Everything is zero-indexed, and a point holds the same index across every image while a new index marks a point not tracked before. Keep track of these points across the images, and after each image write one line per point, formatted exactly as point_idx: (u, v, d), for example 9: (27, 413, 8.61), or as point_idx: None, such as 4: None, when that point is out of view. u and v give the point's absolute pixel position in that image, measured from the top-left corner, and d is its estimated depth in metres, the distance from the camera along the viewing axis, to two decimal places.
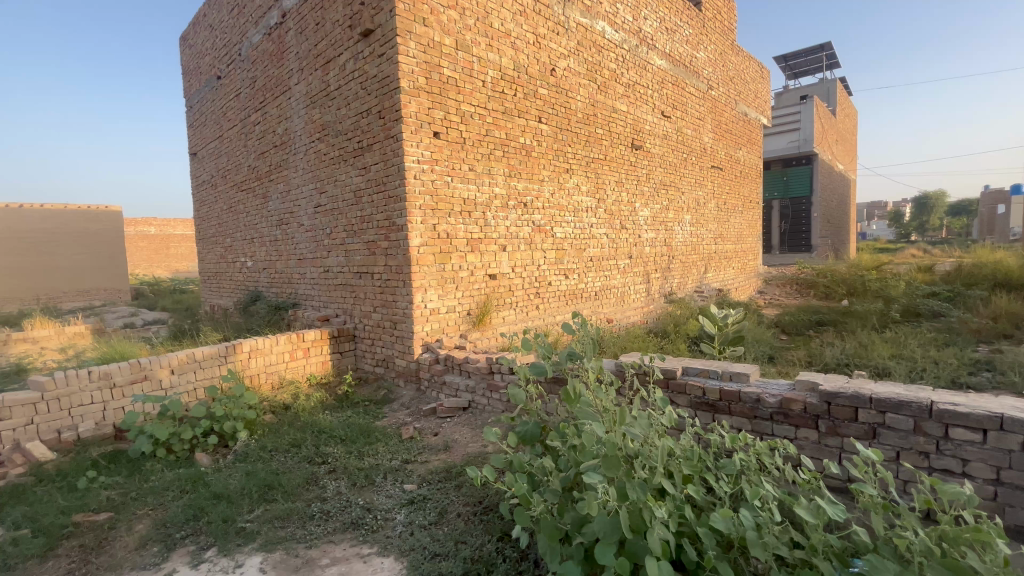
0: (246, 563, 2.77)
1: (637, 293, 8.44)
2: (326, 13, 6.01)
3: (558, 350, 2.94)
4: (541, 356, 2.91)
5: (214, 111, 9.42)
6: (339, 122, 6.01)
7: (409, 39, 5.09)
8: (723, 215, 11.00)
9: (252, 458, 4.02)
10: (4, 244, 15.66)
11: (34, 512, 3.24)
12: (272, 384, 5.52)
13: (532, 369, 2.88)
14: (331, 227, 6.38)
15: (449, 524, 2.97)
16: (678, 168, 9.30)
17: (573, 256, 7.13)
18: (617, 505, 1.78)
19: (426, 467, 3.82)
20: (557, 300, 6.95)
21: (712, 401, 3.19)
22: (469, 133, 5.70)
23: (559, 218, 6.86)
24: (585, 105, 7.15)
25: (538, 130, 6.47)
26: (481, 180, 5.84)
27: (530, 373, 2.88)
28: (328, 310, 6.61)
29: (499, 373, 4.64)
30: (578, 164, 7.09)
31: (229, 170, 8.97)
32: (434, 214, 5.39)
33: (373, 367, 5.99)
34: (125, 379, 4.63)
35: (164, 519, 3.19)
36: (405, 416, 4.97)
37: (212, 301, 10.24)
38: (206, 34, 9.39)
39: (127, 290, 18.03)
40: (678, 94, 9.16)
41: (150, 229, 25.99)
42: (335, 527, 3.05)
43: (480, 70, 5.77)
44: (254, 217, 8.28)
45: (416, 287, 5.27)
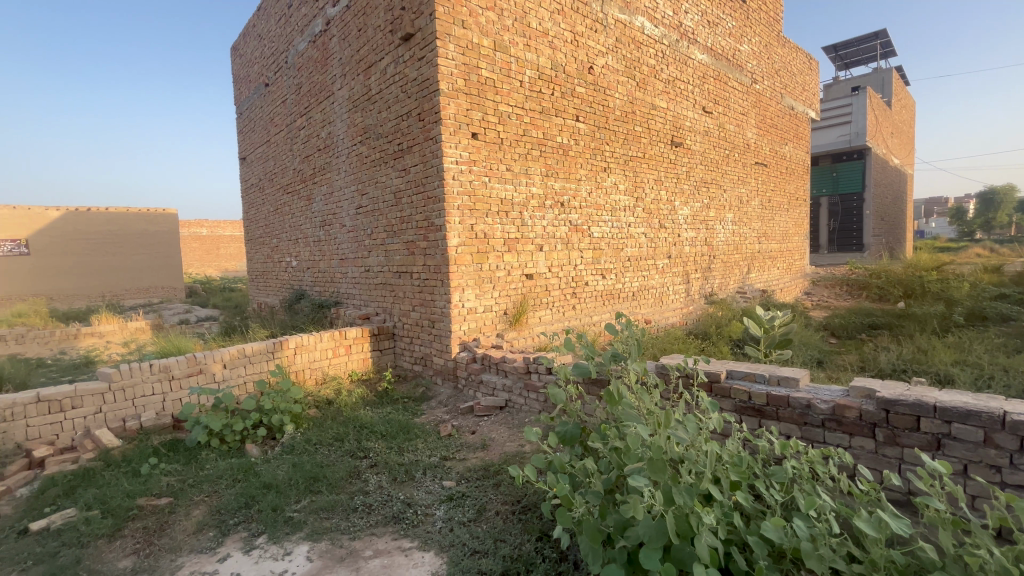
0: (295, 551, 2.88)
1: (676, 294, 8.25)
2: (368, 19, 6.17)
3: (600, 350, 2.91)
4: (584, 356, 2.87)
5: (262, 117, 9.83)
6: (380, 125, 6.15)
7: (448, 41, 5.15)
8: (767, 214, 10.60)
9: (298, 451, 4.18)
10: (74, 245, 16.93)
11: (103, 494, 3.47)
12: (315, 379, 5.71)
13: (574, 368, 2.86)
14: (372, 227, 6.55)
15: (488, 522, 3.00)
16: (720, 165, 9.03)
17: (610, 256, 7.04)
18: (663, 509, 1.74)
19: (464, 465, 3.86)
20: (594, 300, 6.88)
21: (759, 406, 3.08)
22: (507, 133, 5.72)
23: (596, 218, 6.79)
24: (624, 102, 7.05)
25: (575, 129, 6.43)
26: (518, 180, 5.85)
27: (572, 374, 2.86)
28: (369, 308, 6.79)
29: (537, 373, 4.64)
30: (616, 163, 7.00)
31: (276, 173, 9.35)
32: (472, 214, 5.44)
33: (411, 365, 6.10)
34: (183, 372, 4.90)
35: (218, 506, 3.36)
36: (443, 414, 5.04)
37: (259, 299, 10.69)
38: (255, 44, 9.82)
39: (181, 287, 19.05)
40: (720, 89, 8.89)
41: (202, 229, 27.45)
42: (377, 520, 3.13)
43: (518, 70, 5.78)
44: (299, 218, 8.60)
45: (454, 287, 5.33)
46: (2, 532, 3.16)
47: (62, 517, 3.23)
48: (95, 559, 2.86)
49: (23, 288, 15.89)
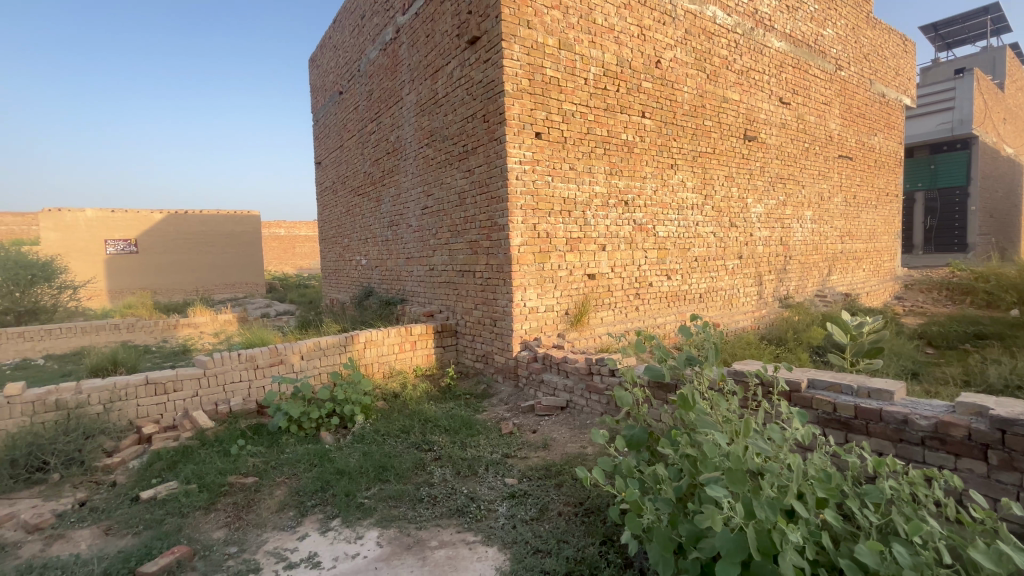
0: (366, 536, 3.02)
1: (747, 296, 7.82)
2: (436, 24, 6.35)
3: (673, 353, 2.79)
4: (656, 358, 2.78)
5: (336, 124, 10.40)
6: (446, 128, 6.31)
7: (514, 43, 5.19)
8: (852, 211, 9.77)
9: (368, 440, 4.39)
10: (174, 244, 18.78)
11: (199, 470, 3.83)
12: (383, 372, 5.97)
13: (646, 371, 2.77)
14: (437, 227, 6.74)
15: (550, 521, 2.99)
16: (799, 159, 8.44)
17: (676, 255, 6.80)
18: (744, 522, 1.66)
19: (525, 463, 3.88)
20: (658, 301, 6.66)
21: (846, 419, 2.85)
22: (571, 132, 5.68)
23: (661, 217, 6.58)
24: (693, 95, 6.77)
25: (641, 125, 6.26)
26: (581, 179, 5.79)
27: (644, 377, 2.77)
28: (433, 305, 7.01)
29: (599, 374, 4.57)
30: (684, 159, 6.74)
31: (348, 176, 9.86)
32: (535, 213, 5.45)
33: (473, 362, 6.22)
34: (266, 361, 5.29)
35: (297, 488, 3.60)
36: (504, 411, 5.09)
37: (331, 295, 11.32)
38: (331, 54, 10.41)
39: (262, 283, 20.52)
40: (799, 78, 8.32)
41: (281, 230, 29.56)
42: (442, 512, 3.22)
43: (583, 68, 5.72)
44: (369, 219, 9.02)
45: (516, 286, 5.37)
46: (118, 498, 3.57)
47: (166, 488, 3.60)
48: (194, 529, 3.16)
49: (133, 283, 17.96)
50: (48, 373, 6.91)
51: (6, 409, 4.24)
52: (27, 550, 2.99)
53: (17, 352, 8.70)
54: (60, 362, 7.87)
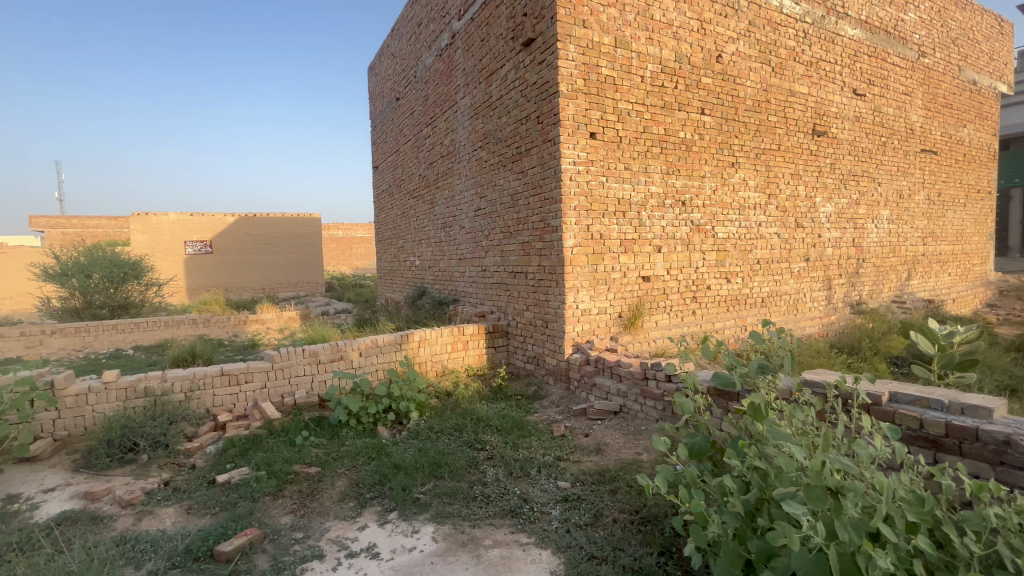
0: (422, 530, 3.09)
1: (814, 301, 7.35)
2: (491, 28, 6.44)
3: (744, 360, 2.65)
4: (724, 365, 2.65)
5: (393, 129, 10.76)
6: (500, 130, 6.37)
7: (569, 43, 5.16)
8: (937, 210, 8.97)
9: (423, 437, 4.50)
10: (244, 245, 20.09)
11: (268, 458, 4.06)
12: (436, 371, 6.10)
13: (715, 379, 2.64)
14: (489, 228, 6.82)
15: (605, 528, 2.94)
16: (875, 154, 7.85)
17: (736, 258, 6.50)
18: (824, 543, 1.56)
19: (578, 467, 3.83)
20: (717, 305, 6.39)
21: (935, 437, 2.61)
22: (626, 131, 5.57)
23: (721, 217, 6.32)
24: (756, 90, 6.46)
25: (700, 122, 6.04)
26: (636, 179, 5.67)
27: (713, 385, 2.64)
28: (485, 306, 7.08)
29: (655, 380, 4.45)
30: (746, 157, 6.44)
31: (404, 180, 10.16)
32: (588, 214, 5.39)
33: (524, 363, 6.22)
34: (327, 357, 5.54)
35: (357, 480, 3.74)
36: (556, 414, 5.06)
37: (387, 294, 11.68)
38: (389, 62, 10.78)
39: (322, 283, 21.52)
40: (876, 67, 7.73)
41: (339, 232, 30.97)
42: (495, 512, 3.24)
43: (639, 65, 5.60)
44: (423, 221, 9.26)
45: (569, 288, 5.33)
46: (198, 480, 3.85)
47: (239, 474, 3.84)
48: (264, 513, 3.36)
49: (209, 280, 19.45)
50: (137, 362, 7.58)
51: (104, 394, 4.67)
52: (121, 523, 3.29)
53: (111, 342, 9.61)
54: (147, 353, 8.61)
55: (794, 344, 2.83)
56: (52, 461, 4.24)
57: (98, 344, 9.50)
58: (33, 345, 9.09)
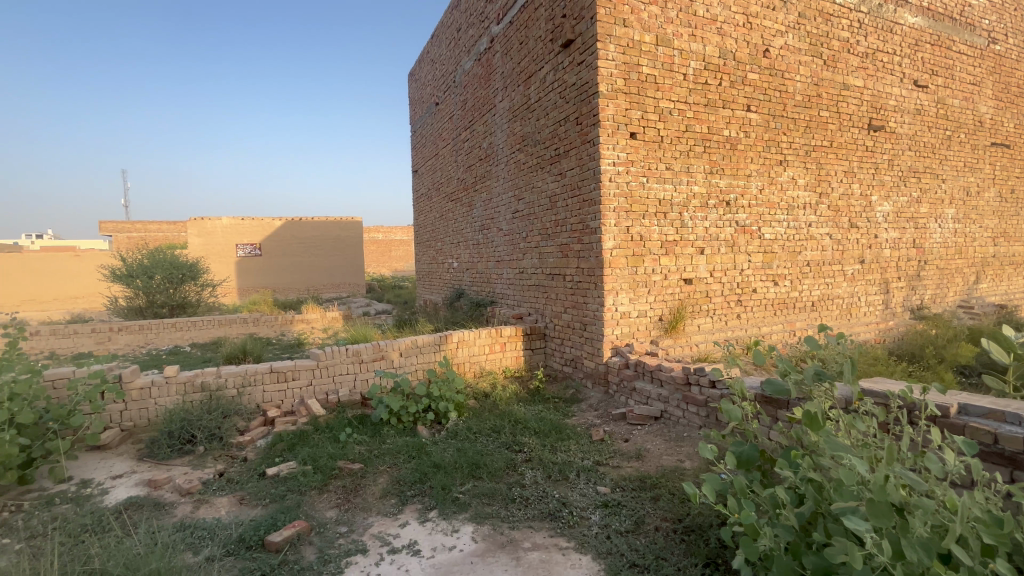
0: (462, 530, 3.12)
1: (870, 305, 6.96)
2: (530, 31, 6.45)
3: (799, 367, 2.54)
4: (778, 372, 2.55)
5: (432, 133, 10.95)
6: (538, 132, 6.37)
7: (609, 42, 5.11)
8: (1009, 208, 8.30)
9: (461, 437, 4.55)
10: (291, 248, 20.94)
11: (314, 453, 4.21)
12: (474, 372, 6.15)
13: (768, 386, 2.52)
14: (527, 230, 6.83)
15: (647, 536, 2.88)
16: (938, 149, 7.36)
17: (784, 260, 6.24)
18: (890, 563, 1.47)
19: (618, 472, 3.77)
20: (763, 309, 6.15)
21: (1011, 453, 2.41)
22: (668, 130, 5.46)
23: (768, 218, 6.08)
24: (806, 84, 6.18)
25: (746, 120, 5.84)
26: (678, 179, 5.54)
27: (765, 392, 2.52)
28: (522, 308, 7.08)
29: (698, 385, 4.33)
30: (796, 154, 6.18)
31: (442, 183, 10.32)
32: (628, 216, 5.30)
33: (561, 366, 6.18)
34: (369, 356, 5.69)
35: (398, 478, 3.82)
36: (594, 417, 4.99)
37: (425, 296, 11.88)
38: (429, 68, 10.99)
39: (362, 284, 22.13)
40: (940, 56, 7.25)
41: (379, 235, 31.82)
42: (534, 514, 3.23)
43: (682, 63, 5.47)
44: (461, 223, 9.38)
45: (608, 290, 5.26)
46: (249, 472, 4.03)
47: (287, 467, 4.00)
48: (311, 506, 3.48)
49: (258, 282, 20.41)
50: (193, 359, 8.03)
51: (165, 388, 4.96)
52: (181, 510, 3.49)
53: (170, 339, 10.22)
54: (202, 350, 9.09)
55: (855, 352, 2.68)
56: (120, 449, 4.55)
57: (159, 341, 10.13)
58: (102, 341, 9.78)
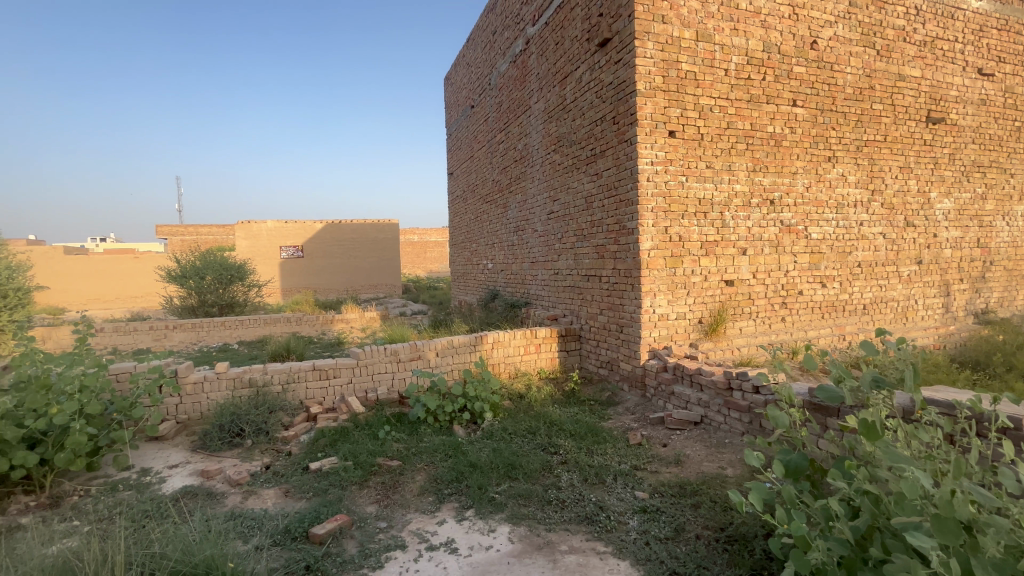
0: (498, 530, 3.14)
1: (928, 309, 6.55)
2: (565, 31, 6.43)
3: (854, 372, 2.41)
4: (831, 377, 2.42)
5: (467, 136, 11.08)
6: (574, 133, 6.34)
7: (647, 40, 5.02)
8: None
9: (497, 437, 4.57)
10: (331, 250, 21.60)
11: (354, 449, 4.33)
12: (509, 373, 6.17)
13: (822, 392, 2.40)
14: (562, 231, 6.80)
15: (688, 544, 2.81)
16: (1005, 142, 6.86)
17: (833, 260, 5.96)
18: None
19: (656, 477, 3.70)
20: (810, 312, 5.89)
21: None
22: (708, 128, 5.32)
23: (815, 217, 5.83)
24: (857, 76, 5.89)
25: (791, 115, 5.62)
26: (719, 178, 5.38)
27: (819, 398, 2.40)
28: (557, 309, 7.05)
29: (740, 390, 4.20)
30: (846, 150, 5.90)
31: (477, 185, 10.42)
32: (667, 215, 5.19)
33: (597, 369, 6.12)
34: (407, 356, 5.80)
35: (435, 476, 3.88)
36: (631, 421, 4.91)
37: (460, 297, 12.00)
38: (464, 71, 11.12)
39: (398, 285, 22.58)
40: (1007, 42, 6.75)
41: (414, 237, 32.42)
42: (570, 517, 3.20)
43: (723, 58, 5.32)
44: (496, 225, 9.44)
45: (645, 291, 5.17)
46: (293, 466, 4.19)
47: (328, 462, 4.13)
48: (352, 501, 3.58)
49: (301, 283, 21.18)
50: (241, 356, 8.40)
51: (216, 382, 5.22)
52: (231, 500, 3.66)
53: (220, 337, 10.74)
54: (249, 347, 9.50)
55: (916, 359, 2.53)
56: (176, 440, 4.81)
57: (209, 339, 10.66)
58: (159, 338, 10.37)
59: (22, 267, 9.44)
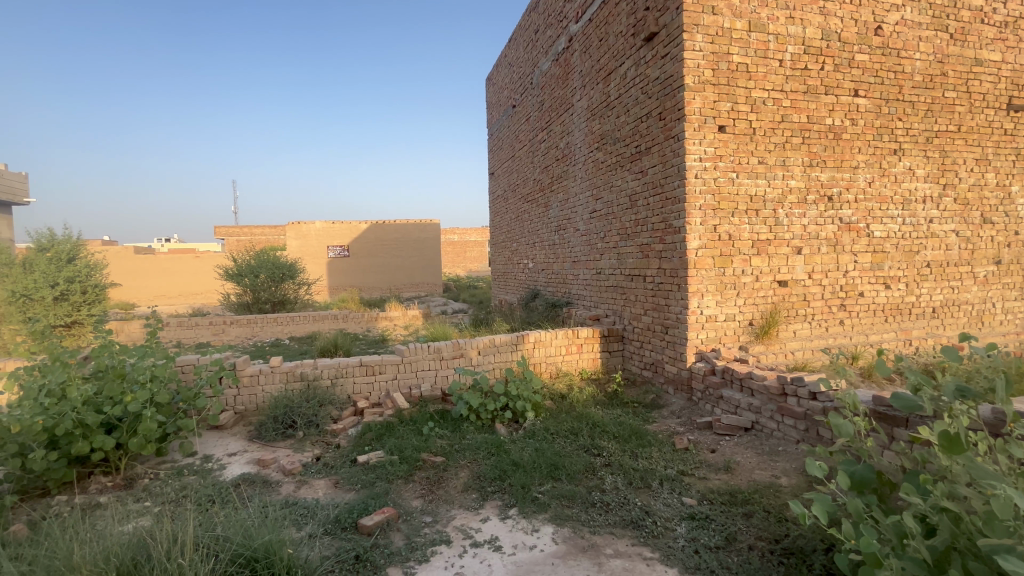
0: (542, 530, 3.13)
1: (1008, 312, 6.02)
2: (610, 27, 6.34)
3: (935, 380, 2.25)
4: (908, 386, 2.27)
5: (509, 136, 11.11)
6: (618, 130, 6.24)
7: (696, 32, 4.87)
8: None
9: (539, 437, 4.56)
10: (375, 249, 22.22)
11: (399, 444, 4.43)
12: (551, 373, 6.15)
13: (898, 400, 2.25)
14: (605, 231, 6.71)
15: (740, 554, 2.70)
16: None
17: (898, 260, 5.58)
18: None
19: (705, 484, 3.58)
20: (873, 315, 5.54)
21: None
22: (761, 121, 5.10)
23: (878, 213, 5.47)
24: (927, 62, 5.49)
25: (853, 106, 5.30)
26: (772, 174, 5.15)
27: (895, 406, 2.25)
28: (599, 310, 6.96)
29: (795, 397, 4.01)
30: (913, 142, 5.51)
31: (518, 185, 10.44)
32: (715, 213, 5.02)
33: (641, 370, 6.00)
34: (450, 353, 5.88)
35: (479, 474, 3.91)
36: (677, 425, 4.77)
37: (500, 296, 12.06)
38: (506, 71, 11.16)
39: (439, 284, 22.96)
40: None
41: (454, 237, 32.91)
42: (615, 521, 3.15)
43: (778, 48, 5.09)
44: (537, 224, 9.43)
45: (692, 292, 5.01)
46: (342, 458, 4.33)
47: (376, 456, 4.24)
48: (398, 494, 3.67)
49: (347, 281, 21.93)
50: (292, 351, 8.78)
51: (271, 375, 5.46)
52: (285, 488, 3.83)
53: (273, 333, 11.27)
54: (299, 343, 9.92)
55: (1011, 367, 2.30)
56: (234, 430, 5.08)
57: (263, 334, 11.20)
58: (217, 333, 10.98)
59: (99, 266, 10.22)
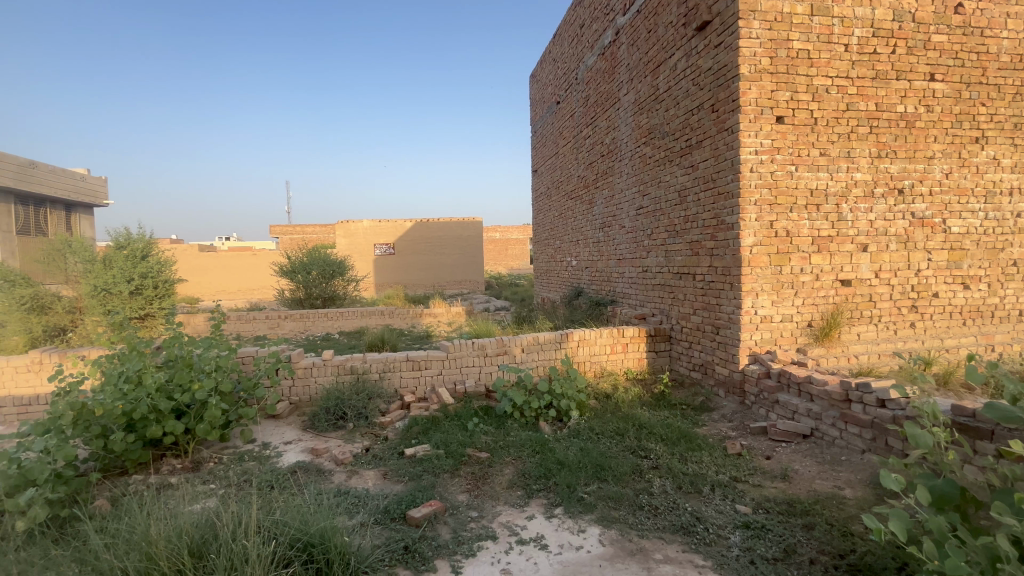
0: (588, 530, 3.09)
1: None
2: (659, 18, 6.16)
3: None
4: (1003, 396, 2.07)
5: (553, 132, 11.04)
6: (667, 124, 6.05)
7: (753, 19, 4.64)
8: None
9: (584, 436, 4.51)
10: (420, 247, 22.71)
11: (445, 438, 4.49)
12: (595, 372, 6.06)
13: (991, 411, 2.05)
14: (652, 227, 6.54)
15: (801, 568, 2.56)
16: None
17: (979, 258, 5.12)
18: None
19: (760, 492, 3.42)
20: (949, 317, 5.12)
21: None
22: (823, 111, 4.81)
23: (957, 207, 5.04)
24: (1017, 40, 4.99)
25: (928, 91, 4.91)
26: (835, 166, 4.85)
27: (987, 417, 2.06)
28: (644, 308, 6.80)
29: (861, 403, 3.77)
30: (998, 129, 5.04)
31: (562, 182, 10.37)
32: (772, 209, 4.78)
33: (689, 371, 5.81)
34: (493, 350, 5.92)
35: (523, 471, 3.91)
36: (729, 429, 4.59)
37: (543, 294, 12.03)
38: (550, 67, 11.09)
39: (480, 282, 23.15)
40: None
41: (496, 235, 33.12)
42: (664, 525, 3.07)
43: (843, 32, 4.77)
44: (581, 221, 9.32)
45: (746, 291, 4.80)
46: (390, 451, 4.44)
47: (422, 449, 4.33)
48: (444, 488, 3.72)
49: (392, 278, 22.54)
50: (342, 345, 9.09)
51: (323, 368, 5.68)
52: (337, 477, 3.97)
53: (324, 327, 11.73)
54: (348, 337, 10.27)
55: None
56: (290, 419, 5.32)
57: (315, 328, 11.68)
58: (273, 327, 11.53)
59: (169, 262, 10.97)
